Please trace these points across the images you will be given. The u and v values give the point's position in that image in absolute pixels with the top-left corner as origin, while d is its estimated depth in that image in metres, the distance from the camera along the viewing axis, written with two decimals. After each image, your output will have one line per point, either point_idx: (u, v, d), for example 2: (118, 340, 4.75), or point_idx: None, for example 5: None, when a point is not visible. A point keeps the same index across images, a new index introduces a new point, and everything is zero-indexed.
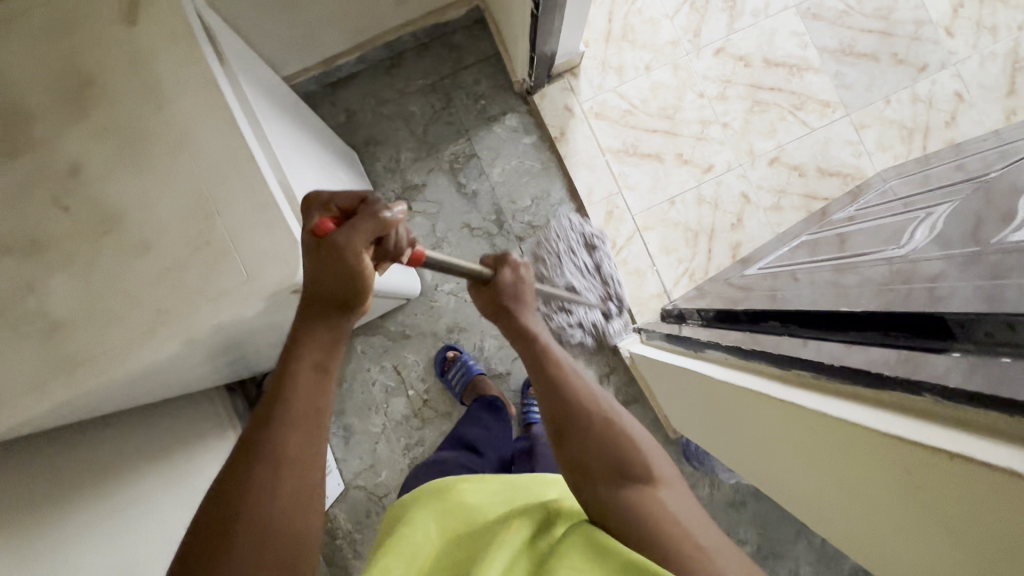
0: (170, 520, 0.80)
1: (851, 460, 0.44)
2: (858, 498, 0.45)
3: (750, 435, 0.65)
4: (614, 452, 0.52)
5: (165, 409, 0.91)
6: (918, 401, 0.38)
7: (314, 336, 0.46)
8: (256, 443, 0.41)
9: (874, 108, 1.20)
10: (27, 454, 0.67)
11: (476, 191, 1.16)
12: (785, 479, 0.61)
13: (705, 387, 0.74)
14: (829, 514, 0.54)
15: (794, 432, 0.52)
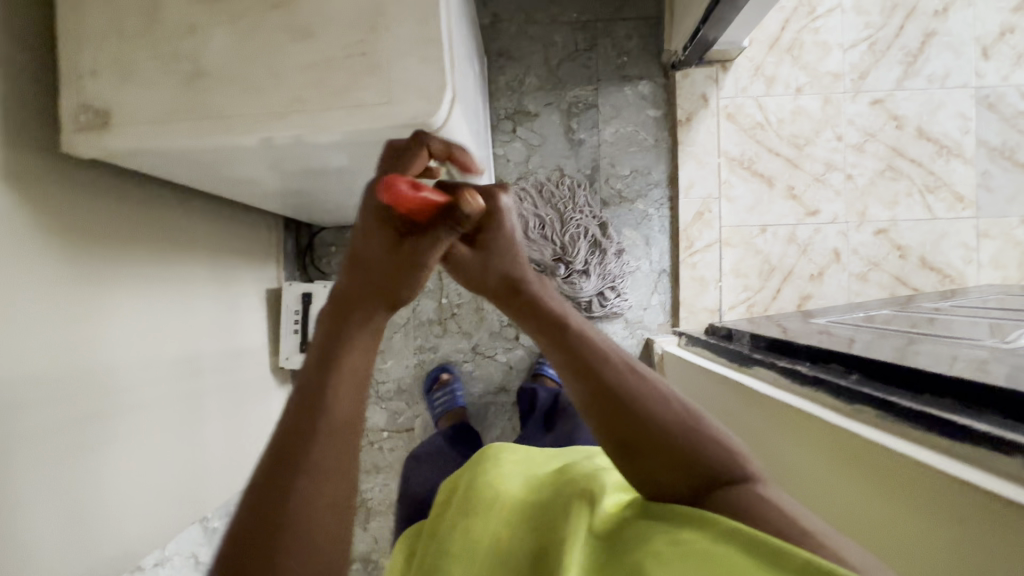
0: (201, 312, 0.85)
1: (879, 492, 0.44)
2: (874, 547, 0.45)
3: (766, 455, 0.64)
4: (695, 463, 0.43)
5: (231, 215, 0.95)
6: (983, 453, 0.38)
7: (359, 343, 0.39)
8: (295, 455, 0.37)
9: (1006, 221, 1.12)
10: (122, 195, 0.71)
11: (583, 141, 1.14)
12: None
13: (738, 400, 0.72)
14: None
15: (830, 464, 0.51)
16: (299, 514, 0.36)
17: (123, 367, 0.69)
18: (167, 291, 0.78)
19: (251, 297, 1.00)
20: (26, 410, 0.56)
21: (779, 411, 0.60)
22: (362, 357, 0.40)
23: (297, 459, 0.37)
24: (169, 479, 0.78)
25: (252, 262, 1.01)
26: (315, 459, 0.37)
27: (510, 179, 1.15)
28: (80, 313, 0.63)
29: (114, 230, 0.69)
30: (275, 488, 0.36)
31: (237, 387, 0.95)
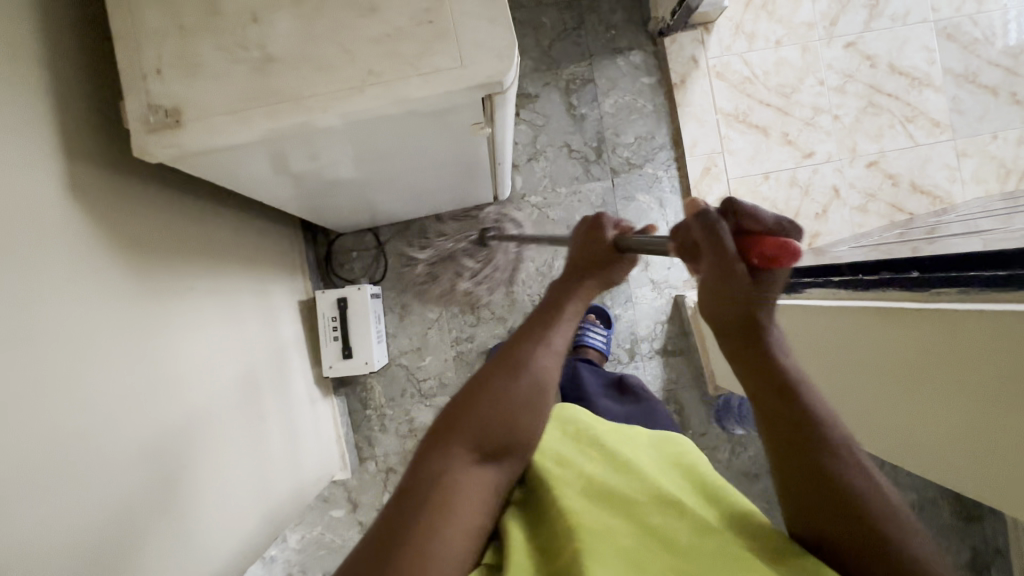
0: (249, 323, 0.84)
1: (979, 354, 0.48)
2: (999, 406, 0.47)
3: (866, 369, 0.65)
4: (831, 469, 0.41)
5: (258, 228, 0.93)
6: None
7: (494, 369, 0.48)
8: (443, 448, 0.42)
9: (980, 139, 1.22)
10: (168, 210, 0.70)
11: (585, 115, 1.18)
12: (895, 423, 0.62)
13: (818, 330, 0.74)
14: (947, 451, 0.54)
15: (929, 347, 0.54)
16: (440, 496, 0.40)
17: (187, 384, 0.67)
18: (220, 303, 0.77)
19: (287, 307, 0.99)
20: (111, 427, 0.55)
21: (866, 314, 0.63)
22: (502, 382, 0.47)
23: (444, 445, 0.43)
24: (248, 492, 0.75)
25: (283, 276, 1.00)
26: (455, 455, 0.42)
27: (521, 161, 1.17)
28: (141, 326, 0.62)
29: (166, 245, 0.68)
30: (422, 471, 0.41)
31: (290, 398, 0.93)
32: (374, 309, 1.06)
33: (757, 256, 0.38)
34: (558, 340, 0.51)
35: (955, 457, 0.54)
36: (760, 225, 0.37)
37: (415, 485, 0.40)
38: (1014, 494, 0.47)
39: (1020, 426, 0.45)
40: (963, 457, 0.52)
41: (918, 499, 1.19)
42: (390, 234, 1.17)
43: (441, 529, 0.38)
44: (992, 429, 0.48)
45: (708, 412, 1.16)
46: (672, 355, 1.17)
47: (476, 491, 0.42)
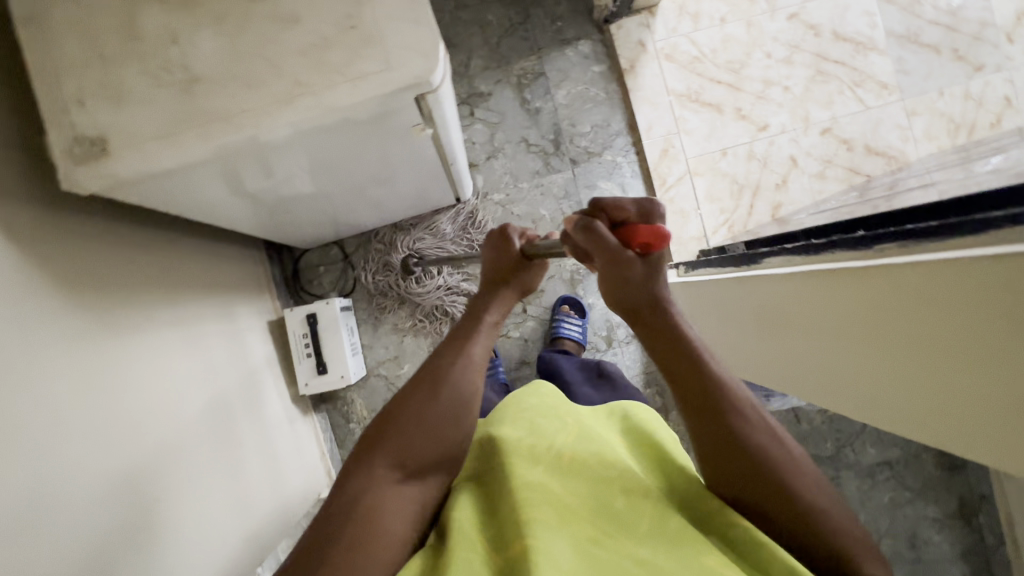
0: (216, 349, 0.83)
1: (933, 304, 0.48)
2: (944, 359, 0.48)
3: (817, 329, 0.66)
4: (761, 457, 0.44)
5: (217, 252, 0.92)
6: (993, 237, 0.43)
7: (411, 388, 0.50)
8: (362, 467, 0.46)
9: (927, 97, 1.24)
10: (114, 242, 0.69)
11: (539, 109, 1.18)
12: (841, 377, 0.64)
13: (774, 293, 0.76)
14: (891, 403, 0.57)
15: (885, 302, 0.54)
16: (357, 514, 0.43)
17: (152, 416, 0.66)
18: (181, 331, 0.76)
19: (255, 328, 0.97)
20: (71, 468, 0.53)
21: (819, 277, 0.64)
22: (418, 399, 0.49)
23: (362, 466, 0.46)
24: (228, 518, 0.74)
25: (248, 298, 0.99)
26: (371, 473, 0.45)
27: (480, 160, 1.17)
28: (96, 362, 0.60)
29: (114, 277, 0.67)
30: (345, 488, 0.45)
31: (264, 420, 0.92)
32: (345, 322, 1.05)
33: (639, 243, 0.49)
34: (477, 347, 0.54)
35: (900, 408, 0.56)
36: (626, 213, 0.50)
37: (340, 504, 0.44)
38: (957, 441, 0.50)
39: (978, 373, 0.45)
40: (926, 410, 0.53)
41: (903, 454, 1.21)
42: (356, 245, 1.16)
43: (363, 548, 0.41)
44: (935, 381, 0.50)
45: None
46: None
47: (397, 508, 0.45)
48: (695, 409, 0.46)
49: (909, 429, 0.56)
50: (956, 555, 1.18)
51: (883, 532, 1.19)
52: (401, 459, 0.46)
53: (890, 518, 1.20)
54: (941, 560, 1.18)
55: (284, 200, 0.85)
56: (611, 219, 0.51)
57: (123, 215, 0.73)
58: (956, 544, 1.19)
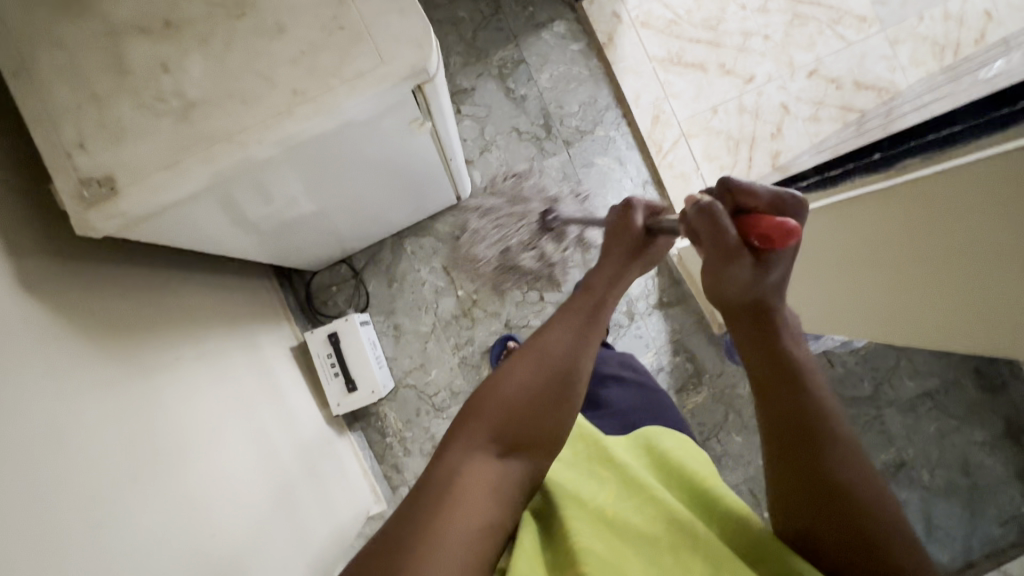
0: (245, 381, 0.82)
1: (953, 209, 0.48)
2: (982, 267, 0.47)
3: (849, 254, 0.65)
4: (845, 482, 0.44)
5: (230, 286, 0.92)
6: (1017, 129, 0.42)
7: (514, 368, 0.49)
8: (456, 445, 0.45)
9: (908, 24, 1.23)
10: (131, 287, 0.69)
11: (524, 95, 1.17)
12: (884, 306, 0.63)
13: (810, 228, 0.74)
14: (938, 322, 0.56)
15: (910, 216, 0.54)
16: (450, 488, 0.42)
17: (195, 455, 0.65)
18: (209, 367, 0.76)
19: (279, 356, 0.97)
20: (129, 515, 0.53)
21: (847, 204, 0.63)
22: (526, 379, 0.48)
23: (456, 441, 0.45)
24: (286, 545, 0.74)
25: (268, 327, 0.98)
26: (467, 452, 0.44)
27: (474, 156, 1.16)
28: (130, 409, 0.59)
29: (137, 320, 0.67)
30: (444, 458, 0.44)
31: (305, 445, 0.91)
32: (367, 336, 1.04)
33: (759, 236, 0.43)
34: (594, 325, 0.53)
35: (950, 325, 0.55)
36: (757, 201, 0.44)
37: (434, 474, 0.43)
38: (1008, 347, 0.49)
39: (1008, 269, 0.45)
40: (968, 316, 0.52)
41: (941, 382, 1.20)
42: (364, 260, 1.16)
43: (454, 516, 0.40)
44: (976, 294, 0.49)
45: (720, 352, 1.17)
46: (671, 306, 1.17)
47: (484, 487, 0.43)
48: (790, 430, 0.46)
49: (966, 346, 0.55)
50: (1011, 474, 1.18)
51: (936, 463, 1.18)
52: (496, 432, 0.46)
53: (939, 447, 1.19)
54: (996, 481, 1.18)
55: (290, 222, 0.85)
56: (735, 204, 0.45)
57: (135, 260, 0.73)
58: (1009, 463, 1.18)
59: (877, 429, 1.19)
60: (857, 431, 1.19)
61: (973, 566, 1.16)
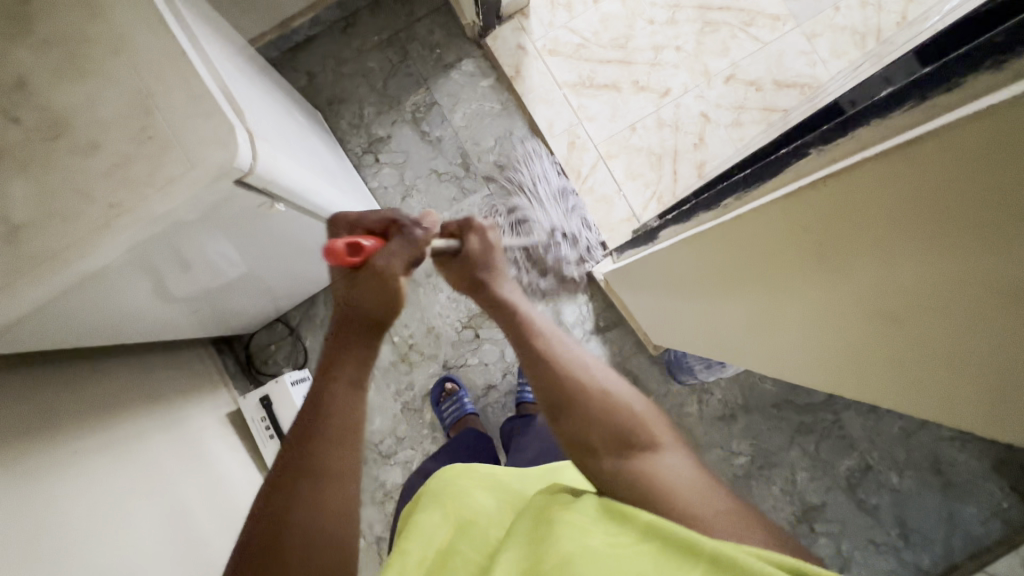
0: (161, 459, 0.84)
1: (783, 247, 0.44)
2: (841, 309, 0.42)
3: (715, 287, 0.62)
4: (624, 458, 0.59)
5: (153, 363, 0.95)
6: (806, 161, 0.39)
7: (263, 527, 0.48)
8: None
9: (824, 16, 1.20)
10: (35, 383, 0.71)
11: (440, 137, 1.18)
12: (792, 349, 0.55)
13: (672, 268, 0.71)
14: (838, 366, 0.49)
15: (753, 252, 0.49)
16: None
17: (102, 542, 0.67)
18: (118, 453, 0.77)
19: (210, 424, 0.99)
20: None
21: (694, 238, 0.60)
22: (276, 527, 0.48)
23: None
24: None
25: (198, 396, 1.01)
26: None
27: (397, 203, 1.17)
28: (35, 506, 0.61)
29: (41, 415, 0.69)
30: None
31: (234, 521, 0.92)
32: (301, 394, 1.05)
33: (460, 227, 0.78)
34: (324, 442, 0.52)
35: (849, 369, 0.48)
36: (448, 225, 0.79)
37: None
38: (901, 383, 0.42)
39: (850, 305, 0.41)
40: (836, 357, 0.48)
41: None
42: (299, 316, 1.18)
43: None
44: (853, 329, 0.43)
45: (664, 372, 1.14)
46: (609, 330, 1.15)
47: None
48: (576, 438, 0.62)
49: (870, 392, 0.48)
50: (985, 469, 1.13)
51: (904, 464, 1.14)
52: None
53: (906, 447, 1.14)
54: (971, 477, 1.13)
55: (193, 303, 0.86)
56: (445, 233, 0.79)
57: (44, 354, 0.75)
58: (982, 457, 1.14)
59: (838, 435, 1.15)
60: (816, 439, 1.15)
61: (956, 568, 1.11)
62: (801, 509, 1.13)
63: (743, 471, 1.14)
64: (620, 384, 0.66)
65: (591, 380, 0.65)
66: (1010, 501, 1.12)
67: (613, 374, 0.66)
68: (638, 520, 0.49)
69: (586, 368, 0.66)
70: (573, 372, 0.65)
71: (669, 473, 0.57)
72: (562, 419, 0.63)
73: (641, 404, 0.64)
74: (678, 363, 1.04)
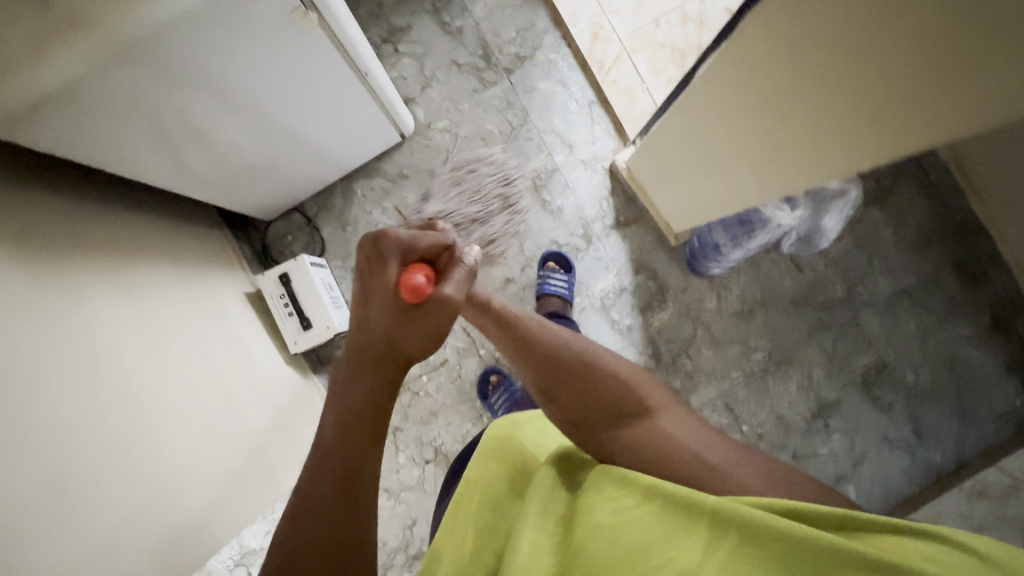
0: (186, 306, 0.86)
1: (810, 34, 0.51)
2: (872, 62, 0.49)
3: (752, 126, 0.68)
4: (621, 434, 0.58)
5: (175, 229, 0.96)
6: None
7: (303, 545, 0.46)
8: None
9: None
10: (68, 207, 0.75)
11: (461, 27, 1.16)
12: (858, 141, 0.61)
13: (710, 136, 0.77)
14: (915, 121, 0.54)
15: (782, 60, 0.56)
16: None
17: (140, 365, 0.71)
18: (145, 291, 0.79)
19: (231, 297, 0.99)
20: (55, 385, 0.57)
21: (717, 84, 0.68)
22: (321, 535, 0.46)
23: None
24: (220, 478, 0.77)
25: (220, 271, 1.02)
26: None
27: (415, 93, 1.16)
28: (60, 311, 0.63)
29: (68, 235, 0.72)
30: None
31: (271, 401, 0.94)
32: (320, 276, 1.04)
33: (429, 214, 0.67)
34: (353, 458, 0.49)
35: (925, 116, 0.53)
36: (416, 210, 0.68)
37: None
38: (948, 91, 0.49)
39: (882, 54, 0.48)
40: (889, 115, 0.55)
41: (919, 279, 1.14)
42: (316, 207, 1.17)
43: None
44: (914, 77, 0.49)
45: (683, 267, 1.14)
46: (629, 224, 1.14)
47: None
48: (574, 419, 0.60)
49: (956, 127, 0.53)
50: (1000, 369, 1.13)
51: (920, 363, 1.14)
52: None
53: (922, 346, 1.14)
54: (987, 377, 1.13)
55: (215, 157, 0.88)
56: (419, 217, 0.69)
57: (78, 191, 0.79)
58: (998, 358, 1.13)
59: (854, 333, 1.15)
60: (833, 336, 1.15)
61: (968, 465, 1.12)
62: (816, 406, 1.14)
63: (759, 367, 1.14)
64: (606, 353, 0.65)
65: (581, 355, 0.63)
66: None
67: (598, 346, 0.66)
68: (636, 483, 0.48)
69: (570, 339, 0.65)
70: (562, 352, 0.64)
71: (672, 439, 0.56)
72: (556, 406, 0.62)
73: (629, 367, 0.64)
74: (701, 249, 1.08)
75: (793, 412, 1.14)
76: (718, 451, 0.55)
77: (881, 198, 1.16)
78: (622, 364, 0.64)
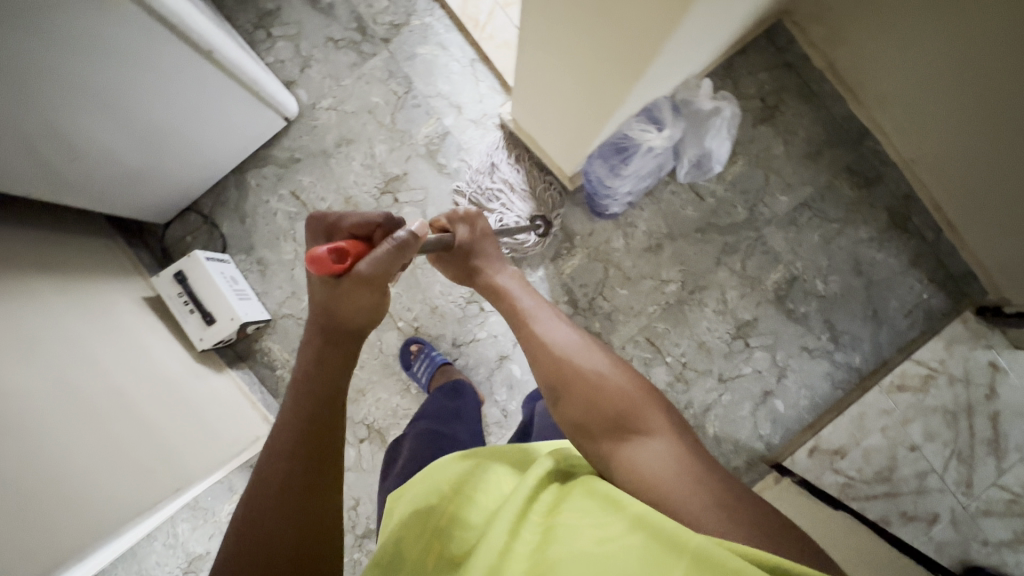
0: (79, 315, 0.85)
1: None
2: None
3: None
4: (614, 455, 0.57)
5: (62, 241, 0.95)
6: None
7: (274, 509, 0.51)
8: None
9: None
10: None
11: (332, 3, 1.15)
12: (627, 54, 0.59)
13: (553, 38, 0.71)
14: None
15: None
16: None
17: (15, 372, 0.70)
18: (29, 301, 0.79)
19: (129, 302, 0.98)
20: None
21: None
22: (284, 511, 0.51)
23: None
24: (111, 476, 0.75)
25: (119, 280, 1.01)
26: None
27: (295, 75, 1.14)
28: None
29: None
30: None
31: (183, 402, 0.93)
32: (218, 270, 1.03)
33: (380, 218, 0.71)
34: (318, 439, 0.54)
35: None
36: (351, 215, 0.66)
37: None
38: None
39: None
40: None
41: (815, 190, 1.17)
42: (212, 204, 1.15)
43: None
44: None
45: (587, 212, 1.16)
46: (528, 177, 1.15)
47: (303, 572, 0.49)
48: (579, 427, 0.61)
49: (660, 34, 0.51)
50: (904, 265, 1.16)
51: (828, 270, 1.17)
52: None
53: (828, 254, 1.17)
54: (893, 274, 1.16)
55: (87, 164, 0.88)
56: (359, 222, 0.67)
57: None
58: (902, 254, 1.16)
59: (761, 252, 1.17)
60: (741, 257, 1.17)
61: (886, 363, 1.15)
62: (734, 327, 1.16)
63: (674, 298, 1.16)
64: (620, 373, 0.65)
65: (590, 370, 0.64)
66: (931, 292, 1.16)
67: (611, 362, 0.66)
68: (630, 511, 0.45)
69: (578, 354, 0.66)
70: (569, 365, 0.65)
71: (664, 472, 0.53)
72: (563, 412, 0.63)
73: (643, 393, 0.63)
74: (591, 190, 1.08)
75: (713, 337, 1.16)
76: (709, 492, 0.52)
77: (769, 117, 1.18)
78: (632, 384, 0.63)
